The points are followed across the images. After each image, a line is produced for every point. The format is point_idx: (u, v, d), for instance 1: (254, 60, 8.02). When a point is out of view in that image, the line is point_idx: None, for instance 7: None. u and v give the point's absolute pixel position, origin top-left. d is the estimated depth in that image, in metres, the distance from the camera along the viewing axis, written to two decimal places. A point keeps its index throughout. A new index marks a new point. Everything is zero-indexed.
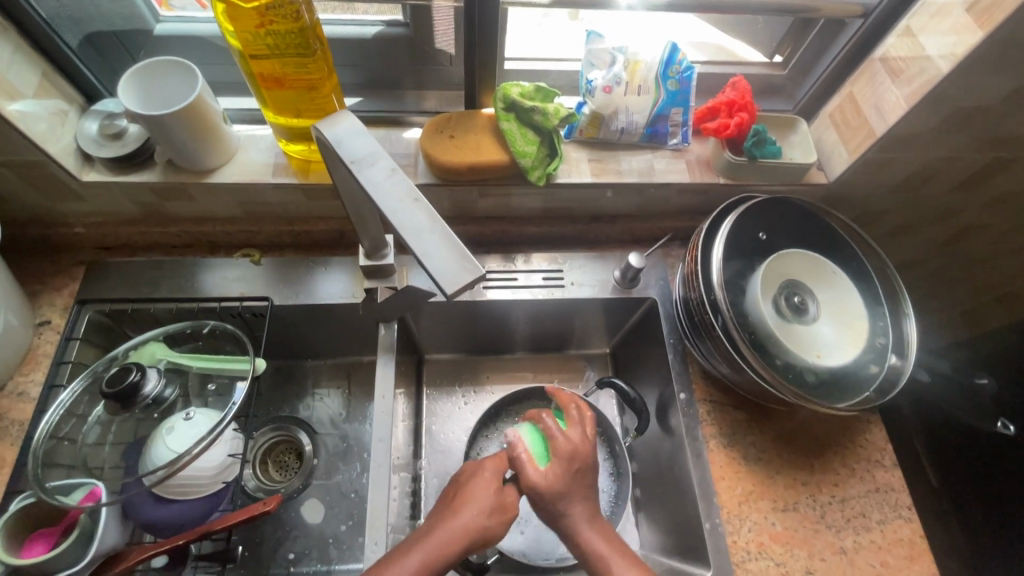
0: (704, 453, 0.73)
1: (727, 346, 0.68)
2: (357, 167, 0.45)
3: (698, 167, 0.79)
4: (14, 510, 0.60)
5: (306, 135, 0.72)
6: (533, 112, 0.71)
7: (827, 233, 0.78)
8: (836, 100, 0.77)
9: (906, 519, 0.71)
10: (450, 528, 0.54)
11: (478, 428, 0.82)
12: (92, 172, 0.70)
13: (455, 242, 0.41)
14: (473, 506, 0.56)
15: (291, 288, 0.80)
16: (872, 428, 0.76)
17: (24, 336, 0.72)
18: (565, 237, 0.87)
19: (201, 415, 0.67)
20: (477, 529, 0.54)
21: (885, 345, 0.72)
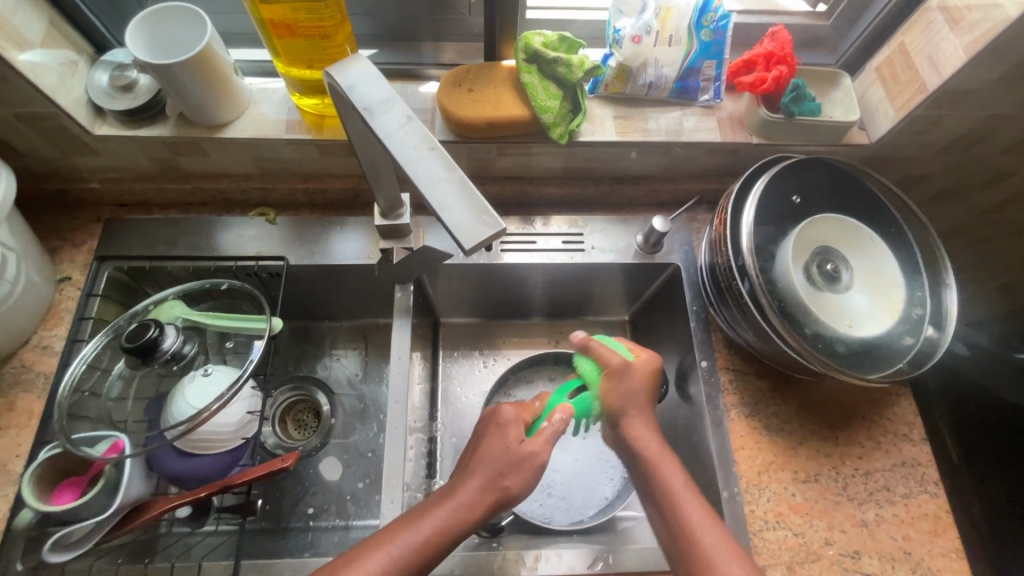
0: (724, 422, 0.71)
1: (754, 313, 0.65)
2: (370, 114, 0.42)
3: (730, 125, 0.75)
4: (42, 459, 0.62)
5: (319, 88, 0.69)
6: (556, 64, 0.67)
7: (865, 197, 0.74)
8: (884, 53, 0.71)
9: (932, 494, 0.68)
10: (467, 499, 0.55)
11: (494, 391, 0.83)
12: (105, 126, 0.69)
13: (474, 193, 0.39)
14: (488, 473, 0.57)
15: (307, 248, 0.79)
16: (900, 402, 0.74)
17: (46, 291, 0.73)
18: (586, 199, 0.84)
19: (218, 371, 0.67)
20: (494, 483, 0.56)
21: (922, 316, 0.68)
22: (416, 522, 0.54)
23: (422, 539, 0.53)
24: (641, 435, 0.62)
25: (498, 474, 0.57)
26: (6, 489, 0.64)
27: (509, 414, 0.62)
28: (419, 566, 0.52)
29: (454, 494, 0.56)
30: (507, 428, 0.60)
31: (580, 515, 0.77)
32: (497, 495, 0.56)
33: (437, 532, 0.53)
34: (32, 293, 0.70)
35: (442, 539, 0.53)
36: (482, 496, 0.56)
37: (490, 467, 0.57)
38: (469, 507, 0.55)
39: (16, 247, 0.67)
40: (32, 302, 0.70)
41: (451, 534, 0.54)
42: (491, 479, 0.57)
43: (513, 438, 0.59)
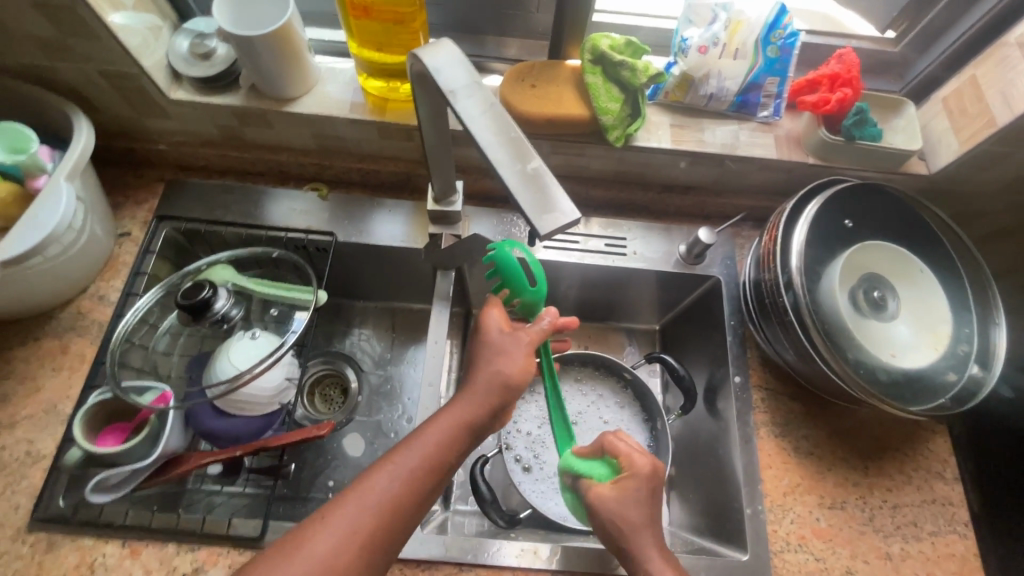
0: (753, 439, 0.71)
1: (796, 330, 0.65)
2: (453, 96, 0.44)
3: (787, 144, 0.75)
4: (93, 403, 0.64)
5: (387, 71, 0.71)
6: (621, 67, 0.68)
7: (919, 228, 0.73)
8: (954, 85, 0.71)
9: (961, 535, 0.67)
10: (463, 405, 0.55)
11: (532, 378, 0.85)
12: (180, 90, 0.72)
13: (548, 182, 0.40)
14: (491, 385, 0.56)
15: (355, 227, 0.81)
16: (935, 439, 0.72)
17: (107, 244, 0.76)
18: (630, 205, 0.85)
19: (265, 337, 0.69)
20: (499, 394, 0.56)
21: (968, 353, 0.67)
22: (417, 438, 0.53)
23: (427, 457, 0.52)
24: (617, 519, 0.56)
25: (491, 373, 0.56)
26: (55, 428, 0.67)
27: (522, 340, 0.58)
28: (430, 480, 0.52)
29: (451, 406, 0.55)
30: (509, 350, 0.57)
31: None
32: (505, 395, 0.56)
33: (444, 443, 0.53)
34: (95, 244, 0.73)
35: (447, 450, 0.53)
36: (483, 398, 0.55)
37: (493, 381, 0.56)
38: (470, 409, 0.55)
39: (86, 198, 0.70)
40: (93, 252, 0.73)
41: (456, 440, 0.54)
42: (494, 390, 0.56)
43: (521, 364, 0.57)
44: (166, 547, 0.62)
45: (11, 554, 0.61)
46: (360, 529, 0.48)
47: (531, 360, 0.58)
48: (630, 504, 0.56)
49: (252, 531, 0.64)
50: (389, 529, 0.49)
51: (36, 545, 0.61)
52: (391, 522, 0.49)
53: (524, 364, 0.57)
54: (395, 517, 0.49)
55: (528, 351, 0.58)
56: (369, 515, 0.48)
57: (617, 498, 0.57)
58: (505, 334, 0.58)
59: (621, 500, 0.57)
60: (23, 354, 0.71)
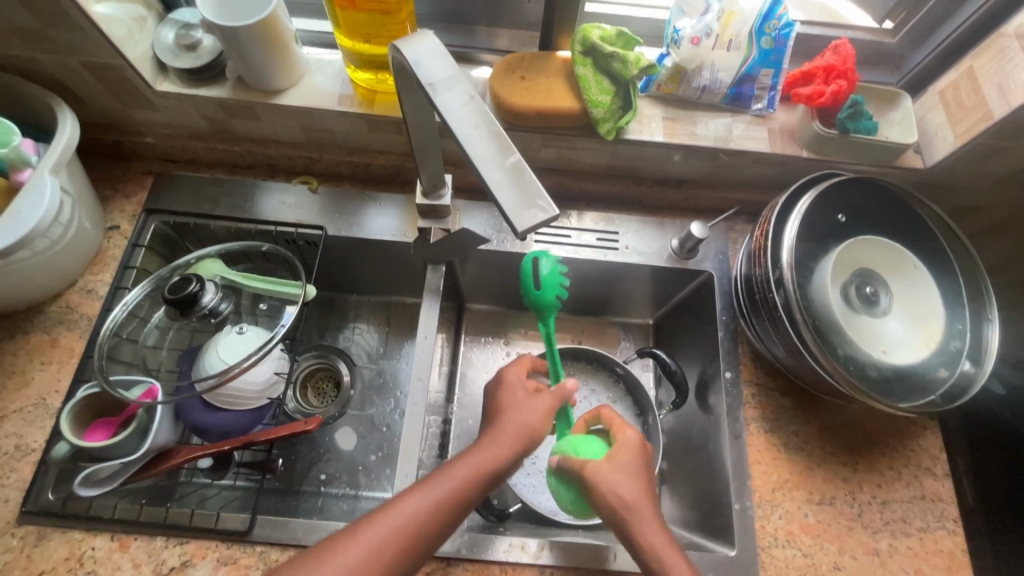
0: (743, 435, 0.71)
1: (786, 326, 0.64)
2: (433, 89, 0.43)
3: (781, 137, 0.74)
4: (81, 396, 0.64)
5: (375, 63, 0.70)
6: (612, 59, 0.67)
7: (913, 222, 0.72)
8: (951, 77, 0.69)
9: (950, 531, 0.67)
10: (496, 449, 0.55)
11: None
12: (166, 82, 0.71)
13: (529, 178, 0.39)
14: (515, 430, 0.57)
15: (345, 220, 0.81)
16: (926, 435, 0.72)
17: (95, 238, 0.75)
18: (623, 198, 0.84)
19: (252, 331, 0.69)
20: (524, 440, 0.56)
21: (960, 350, 0.66)
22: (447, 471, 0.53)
23: (456, 492, 0.51)
24: (617, 494, 0.54)
25: (522, 424, 0.57)
26: (44, 422, 0.67)
27: (542, 403, 0.60)
28: (457, 513, 0.51)
29: (483, 445, 0.55)
30: (532, 405, 0.59)
31: None
32: (527, 443, 0.57)
33: (472, 480, 0.52)
34: (83, 238, 0.73)
35: (476, 488, 0.52)
36: (509, 440, 0.56)
37: (518, 427, 0.57)
38: (501, 455, 0.54)
39: (73, 191, 0.69)
40: (81, 246, 0.73)
41: (483, 481, 0.53)
42: (520, 439, 0.56)
43: (543, 416, 0.58)
44: (154, 541, 0.63)
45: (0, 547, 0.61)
46: (384, 553, 0.47)
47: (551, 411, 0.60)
48: (623, 479, 0.55)
49: (239, 524, 0.64)
50: (409, 556, 0.48)
51: (25, 538, 0.62)
52: (412, 549, 0.48)
53: (545, 415, 0.59)
54: (416, 546, 0.49)
55: (551, 402, 0.60)
56: (393, 540, 0.48)
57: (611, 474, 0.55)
58: (527, 395, 0.60)
59: (609, 473, 0.55)
60: (12, 348, 0.70)
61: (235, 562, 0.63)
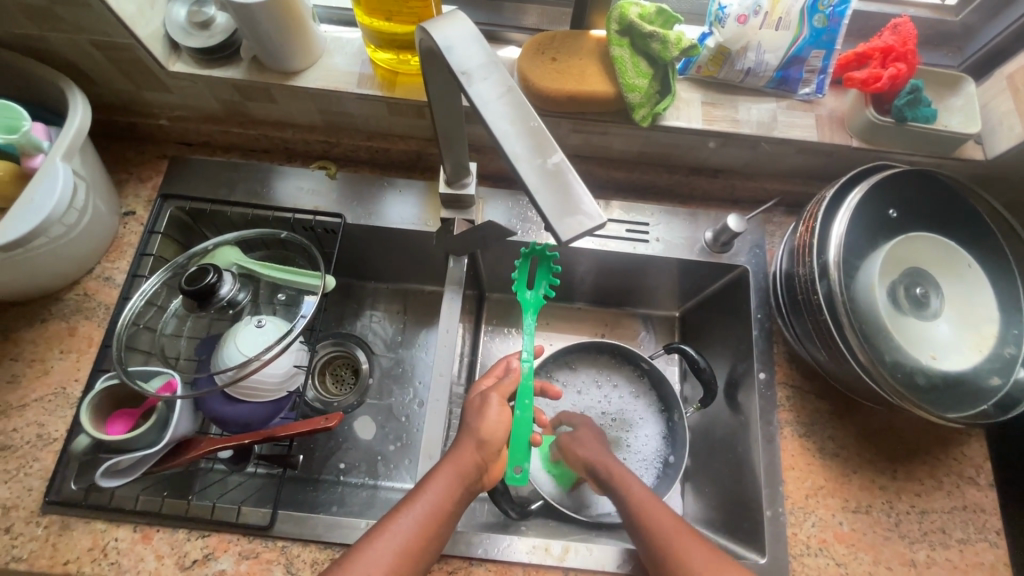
0: (776, 438, 0.68)
1: (829, 328, 0.61)
2: (467, 78, 0.40)
3: (830, 124, 0.69)
4: (99, 388, 0.63)
5: (397, 42, 0.66)
6: (651, 39, 0.62)
7: (967, 218, 0.67)
8: (1022, 60, 0.64)
9: (992, 544, 0.64)
10: (459, 457, 0.57)
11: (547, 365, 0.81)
12: (179, 62, 0.68)
13: (571, 180, 0.36)
14: (474, 440, 0.58)
15: (364, 207, 0.78)
16: (971, 443, 0.69)
17: (111, 224, 0.73)
18: (654, 187, 0.80)
19: (271, 323, 0.67)
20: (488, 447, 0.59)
21: (1014, 357, 0.62)
22: (420, 489, 0.55)
23: (429, 510, 0.53)
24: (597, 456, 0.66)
25: (477, 426, 0.59)
26: (64, 411, 0.66)
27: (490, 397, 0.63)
28: (438, 529, 0.54)
29: (448, 458, 0.58)
30: (486, 411, 0.61)
31: (606, 510, 0.75)
32: (488, 449, 0.58)
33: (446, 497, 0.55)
34: (98, 224, 0.71)
35: (451, 499, 0.55)
36: (472, 450, 0.58)
37: (474, 439, 0.59)
38: (465, 461, 0.57)
39: (86, 176, 0.67)
40: (97, 233, 0.71)
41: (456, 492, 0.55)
42: (477, 446, 0.58)
43: (495, 418, 0.60)
44: (176, 534, 0.62)
45: (25, 535, 0.61)
46: None
47: (504, 408, 0.61)
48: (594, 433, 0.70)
49: (261, 519, 0.63)
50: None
51: (49, 527, 0.62)
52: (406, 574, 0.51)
53: (498, 415, 0.60)
54: (410, 567, 0.51)
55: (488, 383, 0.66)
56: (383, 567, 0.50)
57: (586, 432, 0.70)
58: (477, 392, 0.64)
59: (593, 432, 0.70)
60: (31, 336, 0.70)
61: (256, 556, 0.62)
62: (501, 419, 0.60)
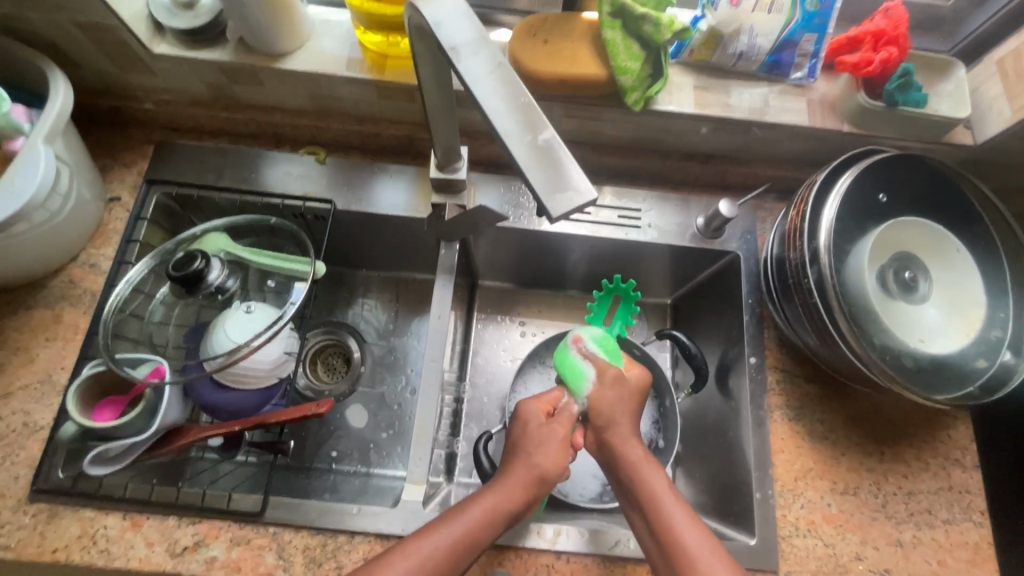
0: (766, 422, 0.69)
1: (820, 312, 0.61)
2: (457, 54, 0.39)
3: (821, 109, 0.69)
4: (86, 375, 0.62)
5: (386, 24, 0.65)
6: (643, 22, 0.62)
7: (956, 203, 0.68)
8: (1013, 45, 0.64)
9: (976, 523, 0.65)
10: (507, 489, 0.55)
11: (538, 350, 0.81)
12: (163, 44, 0.67)
13: (563, 157, 0.35)
14: (527, 474, 0.56)
15: (354, 193, 0.77)
16: (957, 425, 0.70)
17: (96, 210, 0.72)
18: (646, 173, 0.79)
19: (261, 310, 0.66)
20: (541, 485, 0.57)
21: (1000, 340, 0.63)
22: (458, 514, 0.53)
23: (468, 535, 0.52)
24: (613, 410, 0.61)
25: (534, 463, 0.57)
26: (51, 399, 0.66)
27: (556, 435, 0.59)
28: (469, 554, 0.52)
29: (494, 485, 0.55)
30: (545, 441, 0.59)
31: (597, 494, 0.76)
32: (538, 487, 0.56)
33: (485, 522, 0.53)
34: (82, 210, 0.70)
35: (488, 530, 0.53)
36: (522, 481, 0.56)
37: (530, 471, 0.56)
38: (513, 496, 0.55)
39: (70, 161, 0.66)
40: (81, 219, 0.70)
41: (496, 524, 0.54)
42: (529, 482, 0.56)
43: (555, 458, 0.58)
44: (167, 521, 0.62)
45: (12, 524, 0.60)
46: None
47: (563, 450, 0.59)
48: (616, 396, 0.62)
49: (252, 506, 0.63)
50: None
51: (36, 516, 0.61)
52: None
53: (556, 457, 0.58)
54: None
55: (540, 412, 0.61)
56: None
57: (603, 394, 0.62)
58: (542, 425, 0.60)
59: (615, 388, 0.63)
60: (15, 323, 0.69)
61: (248, 543, 0.62)
62: (558, 458, 0.58)
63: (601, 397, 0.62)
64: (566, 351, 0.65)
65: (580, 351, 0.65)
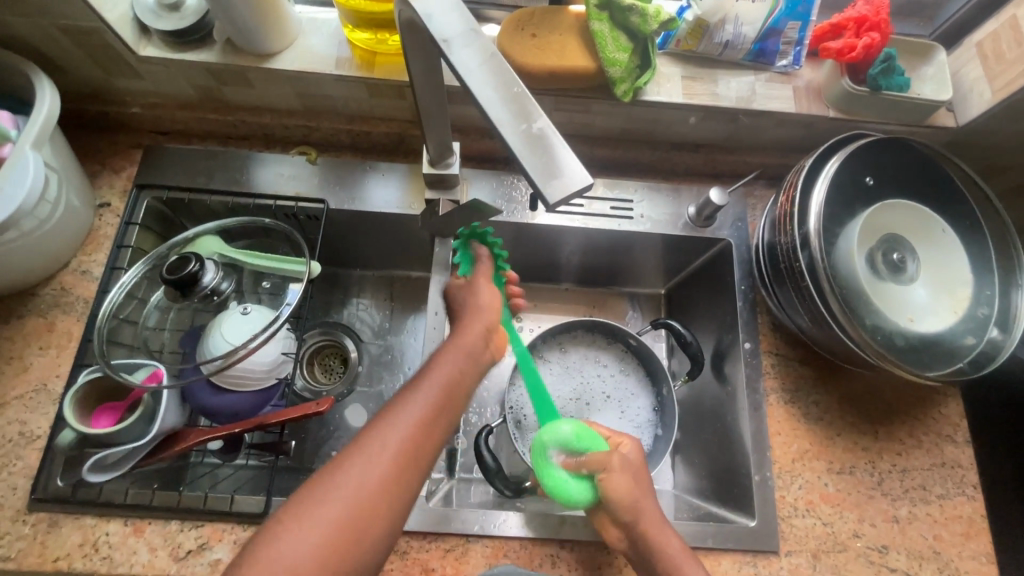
0: (762, 406, 0.70)
1: (811, 294, 0.62)
2: (448, 46, 0.39)
3: (807, 96, 0.70)
4: (82, 382, 0.62)
5: (374, 21, 0.65)
6: (630, 12, 0.62)
7: (940, 185, 0.69)
8: (991, 27, 0.66)
9: (969, 497, 0.67)
10: (462, 342, 0.58)
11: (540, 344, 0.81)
12: (150, 47, 0.66)
13: (557, 145, 0.36)
14: (478, 323, 0.61)
15: (346, 193, 0.77)
16: (948, 402, 0.71)
17: (86, 216, 0.72)
18: (637, 164, 0.80)
19: (257, 311, 0.66)
20: (489, 313, 0.61)
21: (987, 316, 0.64)
22: (429, 367, 0.55)
23: (443, 379, 0.54)
24: (626, 487, 0.57)
25: (482, 315, 0.61)
26: (47, 408, 0.65)
27: (480, 282, 0.64)
28: (451, 397, 0.54)
29: (451, 343, 0.58)
30: (474, 296, 0.63)
31: None
32: (487, 324, 0.61)
33: (455, 367, 0.56)
34: (73, 217, 0.69)
35: (459, 369, 0.56)
36: (476, 330, 0.60)
37: (476, 318, 0.61)
38: (470, 334, 0.59)
39: (58, 167, 0.65)
40: (71, 226, 0.69)
41: (463, 362, 0.57)
42: (475, 322, 0.60)
43: (488, 300, 0.62)
44: (169, 526, 0.62)
45: (12, 534, 0.60)
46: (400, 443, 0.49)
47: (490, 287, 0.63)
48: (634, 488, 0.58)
49: (254, 507, 0.63)
50: (424, 450, 0.50)
51: (37, 525, 0.61)
52: (420, 442, 0.50)
53: (490, 299, 0.63)
54: (425, 436, 0.51)
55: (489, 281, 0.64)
56: (405, 429, 0.50)
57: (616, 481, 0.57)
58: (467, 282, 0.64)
59: (633, 483, 0.58)
60: (7, 333, 0.68)
61: None
62: (491, 296, 0.63)
63: (615, 483, 0.57)
64: (548, 469, 0.59)
65: (567, 465, 0.59)
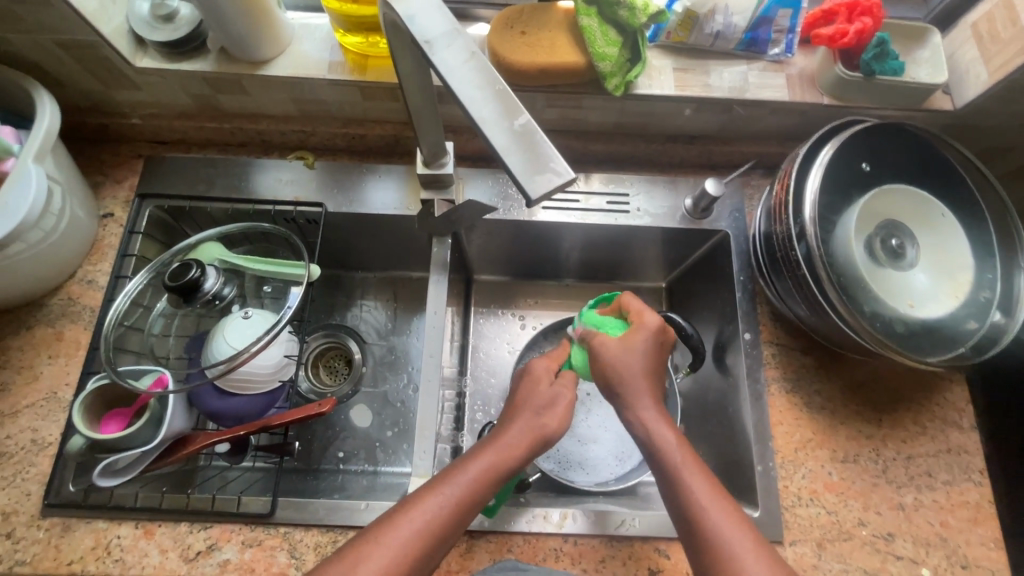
0: (764, 396, 0.69)
1: (808, 283, 0.61)
2: (429, 47, 0.40)
3: (800, 83, 0.69)
4: (91, 388, 0.63)
5: (364, 25, 0.65)
6: (618, 6, 0.62)
7: (939, 169, 0.68)
8: (986, 7, 0.65)
9: (976, 483, 0.66)
10: (505, 444, 0.54)
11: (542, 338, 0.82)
12: (146, 58, 0.67)
13: (540, 141, 0.36)
14: (527, 425, 0.56)
15: (344, 196, 0.78)
16: (953, 388, 0.70)
17: (90, 227, 0.73)
18: (633, 158, 0.80)
19: (259, 315, 0.67)
20: (546, 425, 0.57)
21: (990, 300, 0.63)
22: (455, 472, 0.53)
23: (467, 490, 0.51)
24: (622, 362, 0.57)
25: (536, 422, 0.57)
26: (58, 415, 0.67)
27: (559, 391, 0.59)
28: (469, 512, 0.51)
29: (490, 443, 0.55)
30: (546, 398, 0.59)
31: (604, 478, 0.76)
32: (538, 438, 0.56)
33: (483, 477, 0.52)
34: (77, 228, 0.71)
35: (487, 485, 0.52)
36: (525, 434, 0.55)
37: (529, 425, 0.56)
38: (514, 445, 0.55)
39: (60, 179, 0.67)
40: (76, 236, 0.71)
41: (494, 478, 0.53)
42: (530, 437, 0.56)
43: (558, 415, 0.57)
44: (178, 528, 0.63)
45: (27, 539, 0.61)
46: (403, 557, 0.47)
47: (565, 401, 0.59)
48: (630, 356, 0.58)
49: (260, 508, 0.64)
50: (427, 561, 0.49)
51: (51, 530, 0.62)
52: (425, 559, 0.48)
53: (560, 414, 0.58)
54: (429, 552, 0.49)
55: (565, 410, 0.58)
56: (411, 543, 0.48)
57: (653, 419, 0.55)
58: (541, 381, 0.61)
59: (620, 346, 0.58)
60: (18, 343, 0.69)
61: (260, 544, 0.63)
62: (562, 412, 0.58)
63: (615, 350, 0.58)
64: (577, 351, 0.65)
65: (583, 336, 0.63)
